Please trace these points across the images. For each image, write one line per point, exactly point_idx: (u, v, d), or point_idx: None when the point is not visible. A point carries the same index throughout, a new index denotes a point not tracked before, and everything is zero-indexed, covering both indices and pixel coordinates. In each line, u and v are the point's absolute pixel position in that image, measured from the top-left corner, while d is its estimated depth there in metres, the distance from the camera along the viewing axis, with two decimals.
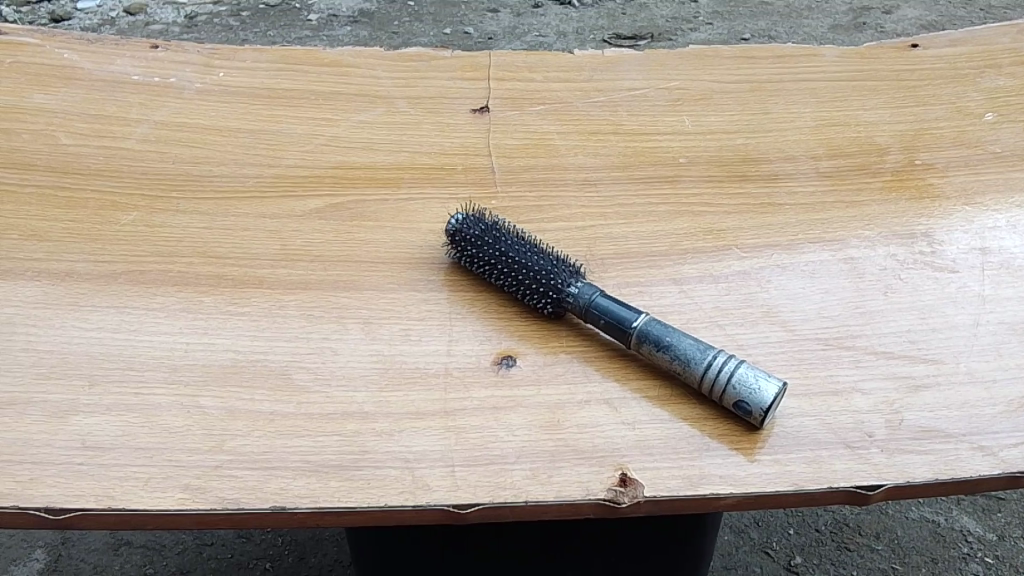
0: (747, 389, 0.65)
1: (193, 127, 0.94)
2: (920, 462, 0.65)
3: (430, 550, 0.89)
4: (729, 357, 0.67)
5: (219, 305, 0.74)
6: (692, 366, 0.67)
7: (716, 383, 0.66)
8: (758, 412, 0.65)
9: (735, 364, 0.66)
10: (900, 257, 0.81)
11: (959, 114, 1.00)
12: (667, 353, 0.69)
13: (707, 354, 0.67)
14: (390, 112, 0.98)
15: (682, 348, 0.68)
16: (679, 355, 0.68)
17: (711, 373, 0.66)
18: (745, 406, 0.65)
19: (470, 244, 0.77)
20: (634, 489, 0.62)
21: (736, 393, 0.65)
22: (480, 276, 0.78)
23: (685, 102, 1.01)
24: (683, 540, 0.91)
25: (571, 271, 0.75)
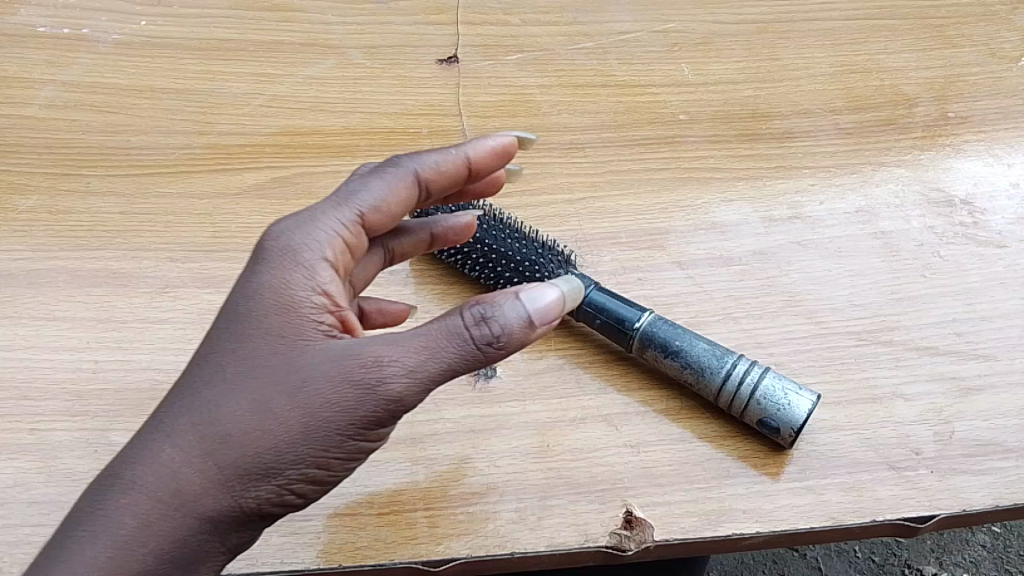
0: (772, 406, 0.54)
1: (108, 87, 0.79)
2: (978, 484, 0.55)
3: None
4: (750, 365, 0.56)
5: (136, 310, 0.61)
6: (705, 377, 0.56)
7: (736, 397, 0.55)
8: (786, 432, 0.54)
9: (758, 373, 0.55)
10: (938, 230, 0.70)
11: (993, 58, 0.87)
12: (676, 361, 0.57)
13: (723, 362, 0.56)
14: (343, 65, 0.83)
15: (693, 355, 0.57)
16: (689, 363, 0.57)
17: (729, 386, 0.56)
18: (770, 425, 0.54)
19: None
20: (642, 532, 0.52)
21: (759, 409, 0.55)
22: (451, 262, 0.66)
23: (685, 48, 0.86)
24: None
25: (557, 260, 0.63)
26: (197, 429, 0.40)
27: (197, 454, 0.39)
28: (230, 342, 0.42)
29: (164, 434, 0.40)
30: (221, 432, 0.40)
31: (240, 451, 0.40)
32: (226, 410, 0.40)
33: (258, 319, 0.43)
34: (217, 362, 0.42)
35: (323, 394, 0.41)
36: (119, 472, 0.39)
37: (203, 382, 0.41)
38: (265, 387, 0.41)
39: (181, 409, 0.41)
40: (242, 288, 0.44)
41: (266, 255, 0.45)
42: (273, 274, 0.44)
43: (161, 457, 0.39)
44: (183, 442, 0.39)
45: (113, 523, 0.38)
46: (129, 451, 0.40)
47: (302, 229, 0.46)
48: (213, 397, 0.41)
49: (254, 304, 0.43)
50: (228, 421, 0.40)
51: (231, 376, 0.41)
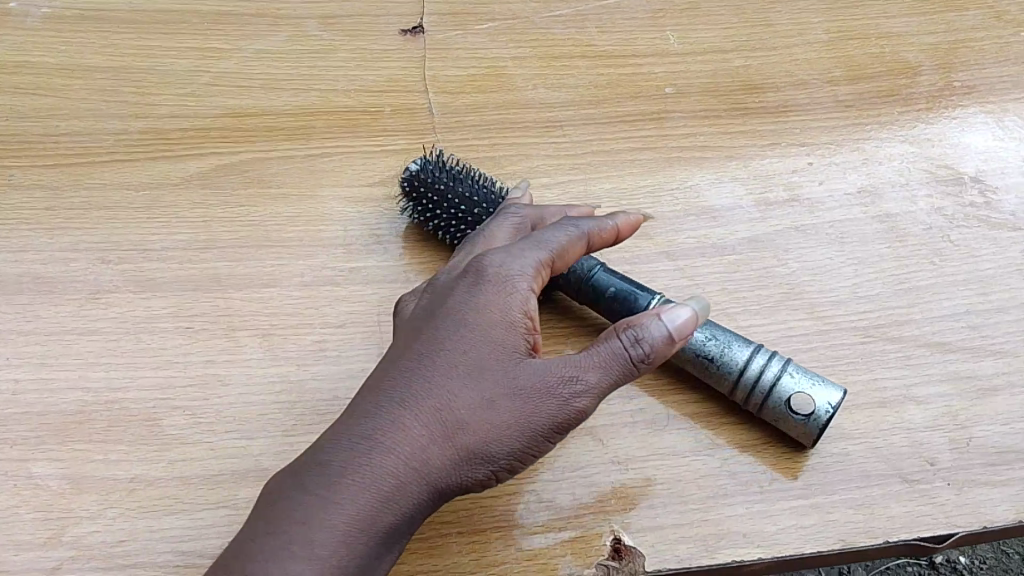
0: (793, 405, 0.48)
1: (35, 66, 0.72)
2: (998, 497, 0.50)
3: None
4: (768, 357, 0.50)
5: (62, 320, 0.55)
6: (719, 373, 0.51)
7: (754, 394, 0.50)
8: (812, 430, 0.48)
9: (776, 367, 0.50)
10: (947, 211, 0.65)
11: (1000, 20, 0.81)
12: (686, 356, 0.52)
13: (736, 356, 0.50)
14: (297, 38, 0.75)
15: (706, 349, 0.51)
16: (701, 358, 0.51)
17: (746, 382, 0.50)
18: (792, 423, 0.49)
19: (427, 200, 0.57)
20: (632, 563, 0.47)
21: (780, 407, 0.49)
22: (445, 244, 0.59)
23: (670, 14, 0.80)
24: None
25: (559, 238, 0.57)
26: (434, 412, 0.40)
27: (425, 440, 0.39)
28: (452, 335, 0.42)
29: (402, 411, 0.40)
30: (456, 421, 0.40)
31: (464, 438, 0.40)
32: (453, 403, 0.40)
33: (484, 321, 0.42)
34: (446, 351, 0.41)
35: (533, 398, 0.41)
36: (357, 438, 0.39)
37: (432, 363, 0.41)
38: (498, 380, 0.41)
39: (415, 390, 0.40)
40: (459, 291, 0.43)
41: (483, 273, 0.43)
42: (489, 288, 0.43)
43: (402, 430, 0.39)
44: (423, 422, 0.40)
45: (360, 486, 0.38)
46: (361, 419, 0.40)
47: (512, 258, 0.44)
48: (447, 385, 0.40)
49: (474, 308, 0.42)
50: (465, 410, 0.40)
51: (462, 366, 0.41)
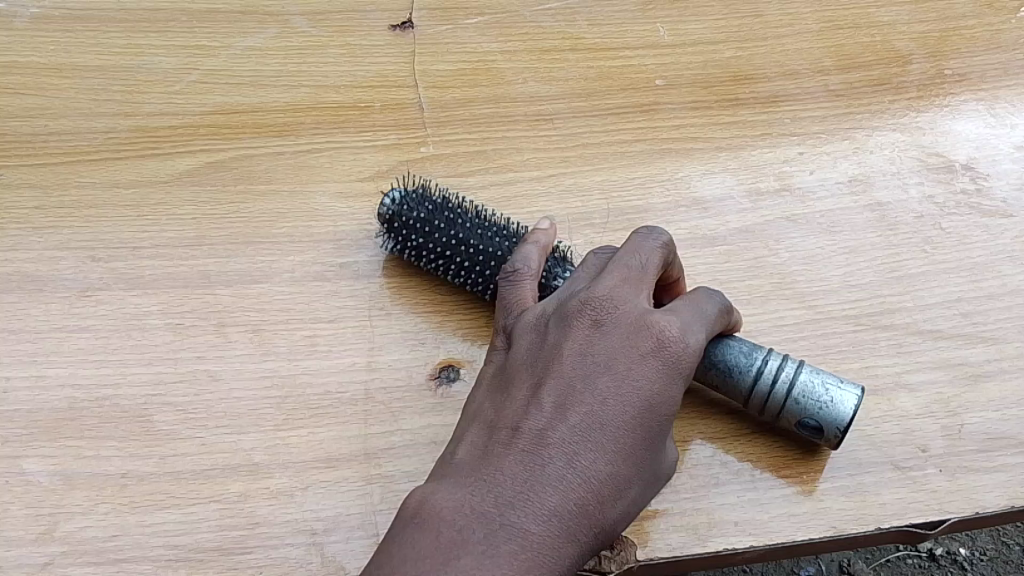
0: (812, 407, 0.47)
1: (24, 66, 0.71)
2: (991, 484, 0.50)
3: None
4: (783, 359, 0.49)
5: (51, 318, 0.55)
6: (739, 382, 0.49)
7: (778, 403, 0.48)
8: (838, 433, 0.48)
9: (791, 370, 0.48)
10: (938, 199, 0.65)
11: (991, 8, 0.80)
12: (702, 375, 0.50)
13: (752, 359, 0.48)
14: (286, 34, 0.75)
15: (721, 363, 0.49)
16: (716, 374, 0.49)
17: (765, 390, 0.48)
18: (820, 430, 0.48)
19: (414, 232, 0.55)
20: (624, 552, 0.47)
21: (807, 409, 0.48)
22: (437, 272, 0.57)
23: (659, 6, 0.79)
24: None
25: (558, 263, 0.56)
26: (603, 498, 0.42)
27: (589, 528, 0.42)
28: (630, 409, 0.43)
29: (578, 487, 0.41)
30: (614, 510, 0.42)
31: (612, 524, 0.43)
32: (618, 492, 0.42)
33: (658, 411, 0.43)
34: (621, 431, 0.42)
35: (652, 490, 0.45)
36: (536, 505, 0.41)
37: (609, 440, 0.42)
38: (649, 472, 0.44)
39: (591, 467, 0.42)
40: (642, 361, 0.44)
41: (667, 357, 0.44)
42: (670, 376, 0.44)
43: (578, 512, 0.41)
44: (593, 505, 0.42)
45: (541, 566, 0.39)
46: (542, 488, 0.41)
47: (692, 345, 0.45)
48: (618, 472, 0.42)
49: (655, 395, 0.43)
50: (623, 499, 0.43)
51: (633, 453, 0.43)
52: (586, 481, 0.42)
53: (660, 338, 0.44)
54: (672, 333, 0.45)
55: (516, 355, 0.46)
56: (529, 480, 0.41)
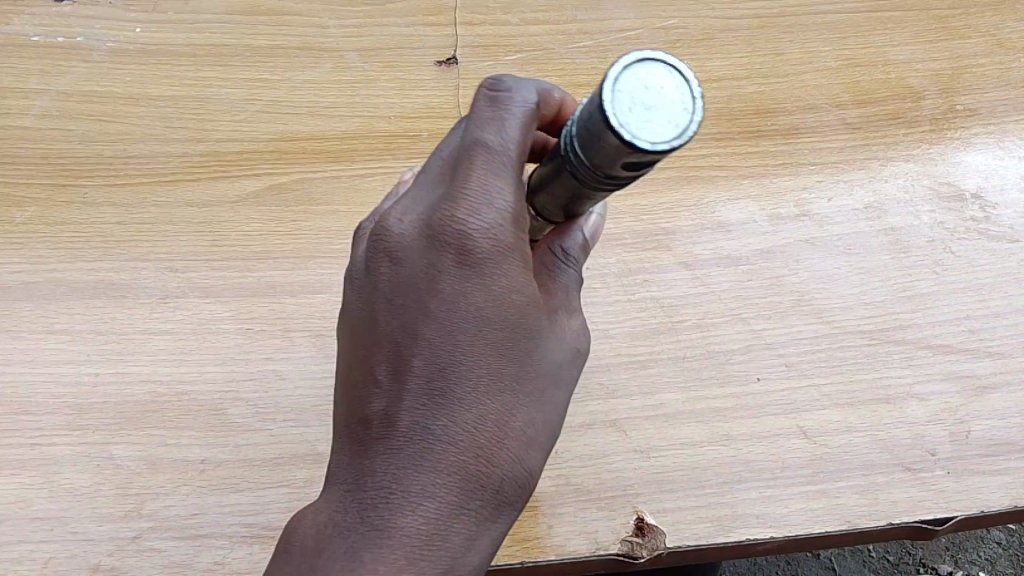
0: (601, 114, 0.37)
1: (103, 96, 0.78)
2: (995, 485, 0.54)
3: None
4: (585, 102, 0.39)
5: (135, 322, 0.60)
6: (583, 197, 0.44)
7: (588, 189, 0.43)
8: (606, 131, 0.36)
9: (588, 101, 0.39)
10: (948, 224, 0.69)
11: (1000, 48, 0.85)
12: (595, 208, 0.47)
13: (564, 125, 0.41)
14: (340, 69, 0.81)
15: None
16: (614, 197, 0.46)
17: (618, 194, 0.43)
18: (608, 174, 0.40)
19: None
20: (654, 539, 0.52)
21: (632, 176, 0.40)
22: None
23: (686, 44, 0.84)
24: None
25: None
26: (497, 437, 0.43)
27: (475, 470, 0.42)
28: (462, 342, 0.42)
29: (458, 444, 0.42)
30: (497, 440, 0.43)
31: (501, 454, 0.43)
32: (488, 424, 0.42)
33: (512, 322, 0.43)
34: (472, 372, 0.42)
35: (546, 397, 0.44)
36: (415, 484, 0.41)
37: (466, 384, 0.42)
38: (531, 376, 0.44)
39: (459, 419, 0.42)
40: (453, 283, 0.43)
41: (481, 256, 0.42)
42: (501, 273, 0.42)
43: (457, 465, 0.42)
44: (492, 450, 0.42)
45: (439, 537, 0.41)
46: (421, 473, 0.41)
47: (508, 209, 0.43)
48: (494, 405, 0.43)
49: (484, 305, 0.42)
50: (526, 422, 0.44)
51: (493, 379, 0.43)
52: (449, 436, 0.42)
53: (460, 238, 0.42)
54: (470, 207, 0.42)
55: (355, 325, 0.45)
56: (398, 461, 0.42)
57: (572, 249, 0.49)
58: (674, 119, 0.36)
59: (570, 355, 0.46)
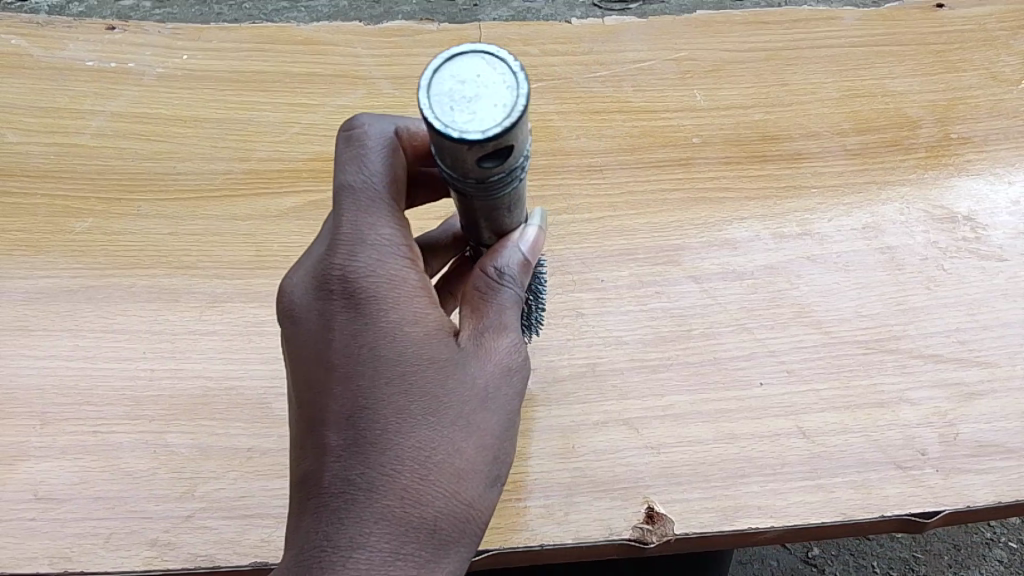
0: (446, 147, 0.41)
1: (154, 117, 0.83)
2: (980, 482, 0.58)
3: None
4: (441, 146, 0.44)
5: (186, 323, 0.65)
6: (492, 209, 0.48)
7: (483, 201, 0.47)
8: (447, 144, 0.40)
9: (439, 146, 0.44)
10: (941, 244, 0.74)
11: (994, 81, 0.90)
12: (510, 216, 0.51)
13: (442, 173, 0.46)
14: (373, 95, 0.87)
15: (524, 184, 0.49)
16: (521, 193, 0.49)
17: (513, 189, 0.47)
18: (484, 178, 0.44)
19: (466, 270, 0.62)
20: (662, 526, 0.56)
21: (506, 168, 0.44)
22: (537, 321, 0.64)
23: (697, 75, 0.90)
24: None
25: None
26: (419, 470, 0.47)
27: (405, 494, 0.47)
28: (367, 383, 0.48)
29: (380, 486, 0.46)
30: (422, 465, 0.47)
31: (428, 476, 0.47)
32: (410, 451, 0.47)
33: (404, 358, 0.48)
34: (379, 417, 0.48)
35: (468, 415, 0.49)
36: (351, 523, 0.46)
37: (376, 430, 0.47)
38: (442, 397, 0.48)
39: (375, 462, 0.47)
40: (349, 331, 0.49)
41: (363, 298, 0.49)
42: (383, 310, 0.49)
43: (388, 495, 0.46)
44: (415, 485, 0.47)
45: (382, 564, 0.45)
46: (350, 523, 0.46)
47: (377, 245, 0.49)
48: (408, 441, 0.47)
49: (379, 343, 0.48)
50: (446, 449, 0.48)
51: (401, 409, 0.48)
52: (373, 473, 0.47)
53: (345, 285, 0.49)
54: (343, 248, 0.49)
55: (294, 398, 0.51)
56: (333, 508, 0.47)
57: (505, 268, 0.52)
58: (499, 102, 0.40)
59: (489, 374, 0.50)
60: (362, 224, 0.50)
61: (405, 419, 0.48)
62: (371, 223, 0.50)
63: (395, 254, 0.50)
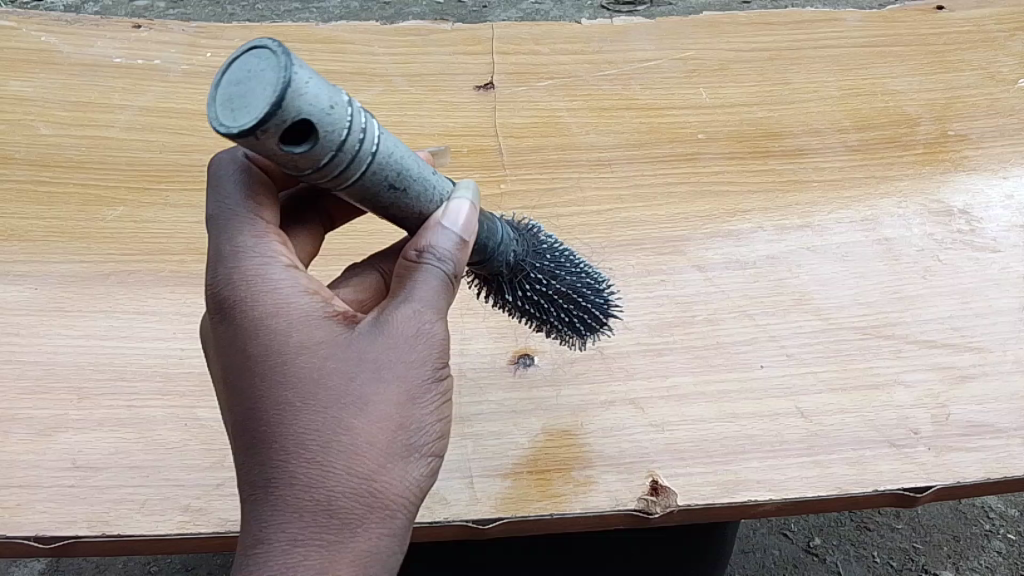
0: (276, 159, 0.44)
1: (180, 111, 0.86)
2: (971, 459, 0.61)
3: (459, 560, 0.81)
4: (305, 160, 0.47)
5: None
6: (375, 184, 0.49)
7: (352, 187, 0.48)
8: (244, 145, 0.42)
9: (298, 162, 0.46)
10: (937, 236, 0.76)
11: (991, 80, 0.92)
12: (408, 199, 0.51)
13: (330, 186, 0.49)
14: (390, 92, 0.91)
15: (395, 161, 0.49)
16: (399, 168, 0.49)
17: (369, 164, 0.47)
18: (320, 163, 0.44)
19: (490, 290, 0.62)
20: (666, 498, 0.59)
21: (334, 144, 0.44)
22: (606, 288, 0.63)
23: (702, 74, 0.93)
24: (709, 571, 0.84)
25: (513, 220, 0.63)
26: (311, 458, 0.46)
27: (300, 482, 0.46)
28: (255, 386, 0.48)
29: (277, 481, 0.47)
30: (315, 452, 0.46)
31: (320, 460, 0.46)
32: (301, 442, 0.47)
33: (281, 351, 0.48)
34: (265, 415, 0.48)
35: (361, 393, 0.47)
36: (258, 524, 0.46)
37: (266, 428, 0.48)
38: (324, 380, 0.48)
39: (270, 459, 0.47)
40: (236, 341, 0.50)
41: (239, 307, 0.50)
42: (256, 309, 0.49)
43: (287, 488, 0.46)
44: (309, 472, 0.46)
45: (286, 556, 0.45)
46: (255, 523, 0.46)
47: (236, 255, 0.51)
48: (293, 429, 0.47)
49: (256, 347, 0.49)
50: (333, 431, 0.47)
51: (284, 402, 0.47)
52: (268, 471, 0.47)
53: (222, 304, 0.51)
54: (213, 266, 0.52)
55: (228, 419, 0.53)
56: (247, 514, 0.48)
57: (430, 250, 0.51)
58: (267, 85, 0.41)
59: (380, 348, 0.48)
60: (226, 237, 0.52)
61: (291, 411, 0.47)
62: (233, 234, 0.52)
63: (260, 257, 0.51)
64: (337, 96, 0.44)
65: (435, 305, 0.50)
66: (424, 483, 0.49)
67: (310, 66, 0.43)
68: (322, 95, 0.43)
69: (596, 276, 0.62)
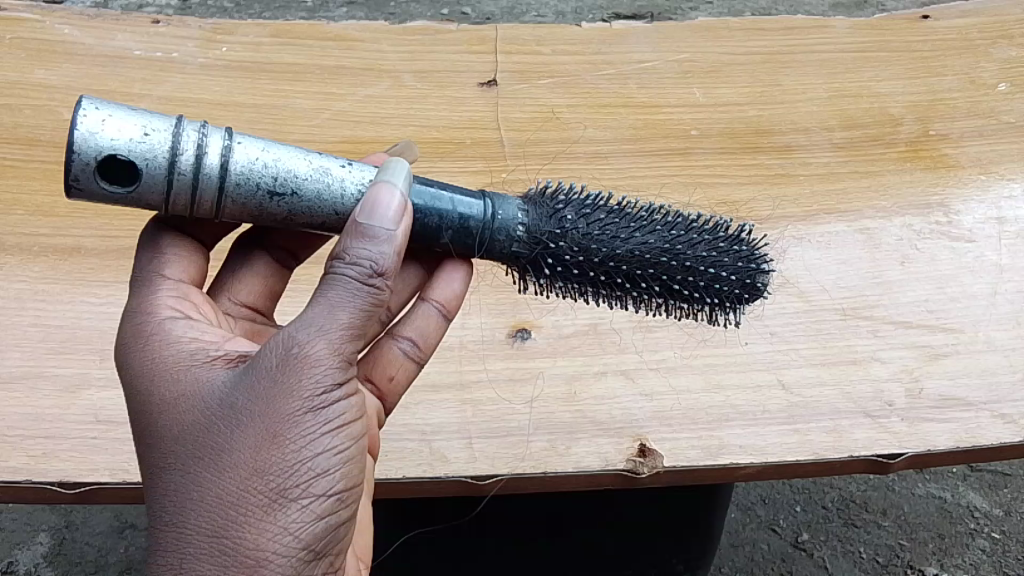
0: (120, 201, 0.50)
1: (197, 102, 0.91)
2: (941, 429, 0.65)
3: (461, 527, 0.86)
4: None
5: None
6: (240, 195, 0.53)
7: (224, 204, 0.53)
8: (81, 197, 0.49)
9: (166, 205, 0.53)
10: (916, 227, 0.80)
11: (973, 85, 0.96)
12: (301, 198, 0.54)
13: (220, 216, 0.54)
14: (397, 87, 0.95)
15: (260, 167, 0.53)
16: (267, 176, 0.53)
17: (218, 177, 0.51)
18: (160, 192, 0.50)
19: (560, 276, 0.62)
20: (653, 459, 0.63)
21: (159, 167, 0.50)
22: (709, 233, 0.63)
23: (697, 75, 0.97)
24: (698, 532, 0.90)
25: (534, 190, 0.64)
26: (175, 519, 0.49)
27: (166, 542, 0.48)
28: (144, 451, 0.52)
29: (151, 544, 0.49)
30: (182, 509, 0.49)
31: (182, 517, 0.49)
32: (169, 503, 0.49)
33: (157, 416, 0.52)
34: (147, 479, 0.51)
35: (224, 443, 0.49)
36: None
37: (147, 491, 0.51)
38: (190, 436, 0.50)
39: (149, 523, 0.50)
40: (132, 407, 0.54)
41: (132, 372, 0.54)
42: (144, 376, 0.54)
43: (155, 551, 0.49)
44: (172, 534, 0.48)
45: None
46: None
47: (135, 324, 0.56)
48: (162, 492, 0.50)
49: (141, 412, 0.53)
50: (194, 487, 0.49)
51: (160, 464, 0.51)
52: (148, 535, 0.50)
53: (121, 371, 0.55)
54: (121, 335, 0.57)
55: None
56: None
57: (346, 266, 0.52)
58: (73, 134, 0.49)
59: (243, 394, 0.50)
60: (129, 307, 0.58)
61: (163, 472, 0.50)
62: (138, 304, 0.57)
63: (154, 322, 0.56)
64: (147, 123, 0.50)
65: (311, 330, 0.50)
66: (302, 531, 0.49)
67: (113, 107, 0.50)
68: (127, 129, 0.49)
69: (669, 225, 0.63)
